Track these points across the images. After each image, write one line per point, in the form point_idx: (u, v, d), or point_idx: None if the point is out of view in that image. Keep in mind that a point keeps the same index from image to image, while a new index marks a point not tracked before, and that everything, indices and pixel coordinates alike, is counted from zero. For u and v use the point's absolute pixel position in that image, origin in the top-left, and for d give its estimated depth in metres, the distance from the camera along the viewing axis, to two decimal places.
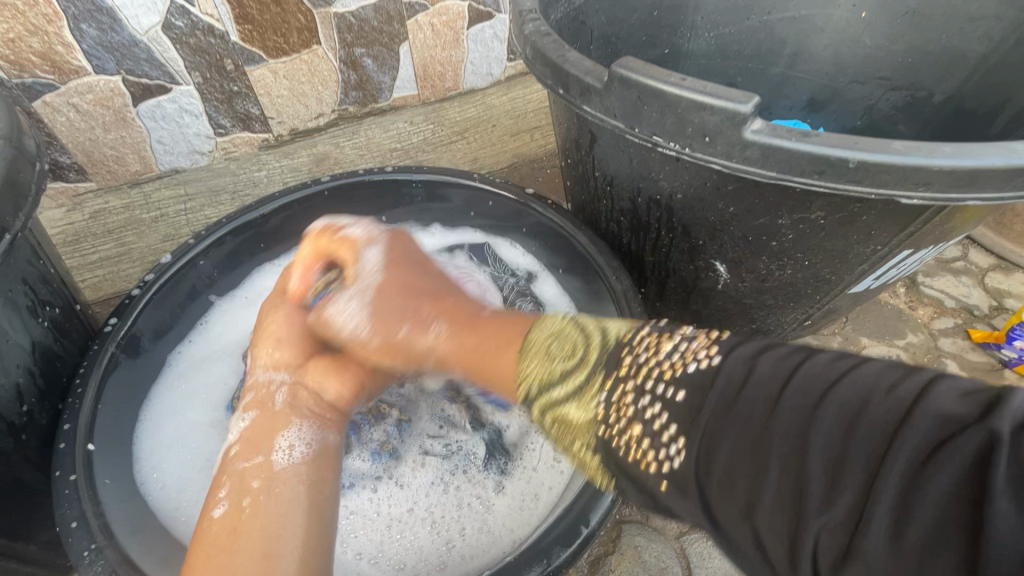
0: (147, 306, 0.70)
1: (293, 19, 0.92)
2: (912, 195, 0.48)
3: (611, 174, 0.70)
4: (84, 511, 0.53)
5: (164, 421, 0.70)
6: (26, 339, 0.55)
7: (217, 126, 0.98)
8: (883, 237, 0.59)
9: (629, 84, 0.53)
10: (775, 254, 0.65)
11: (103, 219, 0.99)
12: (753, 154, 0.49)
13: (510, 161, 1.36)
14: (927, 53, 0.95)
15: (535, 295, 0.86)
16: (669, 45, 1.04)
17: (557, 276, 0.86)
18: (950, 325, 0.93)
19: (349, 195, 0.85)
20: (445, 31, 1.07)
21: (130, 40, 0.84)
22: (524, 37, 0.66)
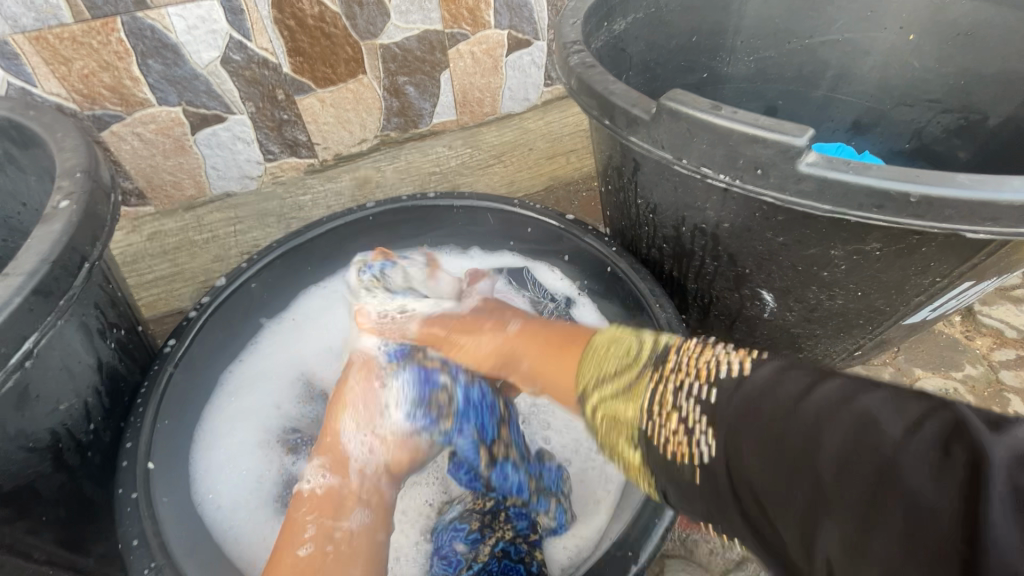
0: (204, 327, 0.72)
1: (341, 51, 0.96)
2: (978, 230, 0.47)
3: (654, 202, 0.70)
4: (145, 528, 0.55)
5: (218, 442, 0.73)
6: (95, 361, 0.58)
7: (267, 152, 1.03)
8: (944, 269, 0.57)
9: (679, 116, 0.53)
10: (825, 284, 0.64)
11: (160, 240, 1.03)
12: (808, 187, 0.49)
13: (546, 183, 1.37)
14: (980, 75, 0.93)
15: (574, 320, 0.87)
16: (707, 70, 1.04)
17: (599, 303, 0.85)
18: (1011, 357, 0.88)
19: (393, 220, 0.88)
20: (485, 58, 1.10)
21: (191, 74, 0.89)
22: (568, 68, 0.67)
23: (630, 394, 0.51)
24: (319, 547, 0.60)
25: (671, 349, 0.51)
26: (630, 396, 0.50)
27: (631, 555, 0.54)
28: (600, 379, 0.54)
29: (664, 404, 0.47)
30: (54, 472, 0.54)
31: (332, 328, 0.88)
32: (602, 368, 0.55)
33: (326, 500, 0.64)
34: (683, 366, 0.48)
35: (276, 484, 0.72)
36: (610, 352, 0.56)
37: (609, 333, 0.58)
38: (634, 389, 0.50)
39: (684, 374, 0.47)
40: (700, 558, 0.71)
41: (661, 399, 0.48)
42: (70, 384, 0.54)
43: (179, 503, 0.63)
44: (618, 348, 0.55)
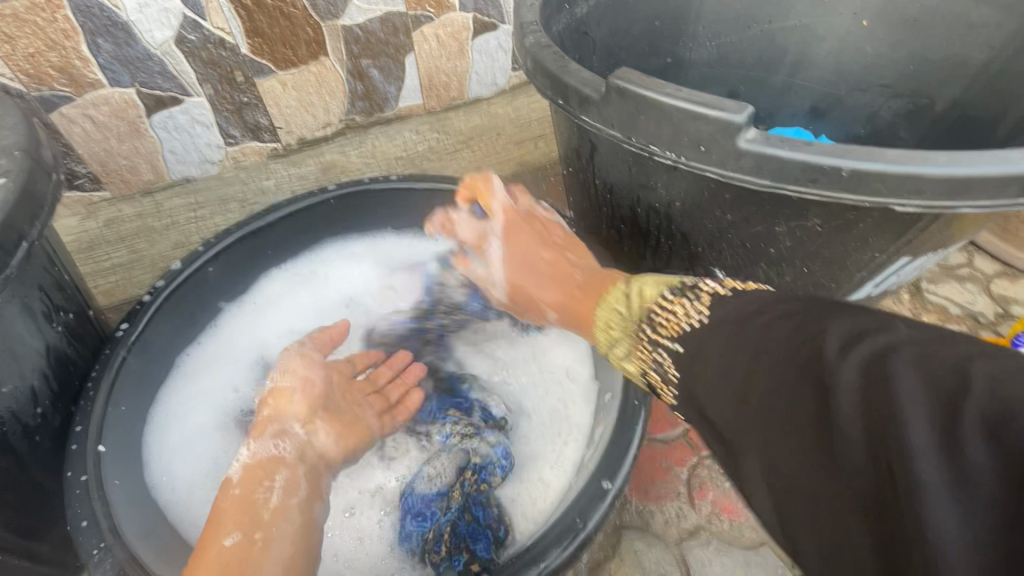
0: (158, 312, 0.71)
1: (302, 32, 0.94)
2: (906, 203, 0.49)
3: (611, 182, 0.71)
4: (94, 510, 0.54)
5: (173, 424, 0.74)
6: (42, 345, 0.57)
7: (227, 136, 1.01)
8: (881, 244, 0.60)
9: (627, 95, 0.54)
10: (773, 262, 0.66)
11: (116, 226, 1.01)
12: (748, 163, 0.50)
13: (515, 169, 1.37)
14: (929, 62, 0.96)
15: None
16: (671, 54, 1.05)
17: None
18: (954, 332, 0.92)
19: (353, 203, 0.87)
20: (450, 41, 1.09)
21: (144, 54, 0.86)
22: (524, 48, 0.68)
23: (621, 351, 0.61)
24: (245, 537, 0.58)
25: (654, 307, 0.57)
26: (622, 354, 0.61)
27: (579, 521, 0.56)
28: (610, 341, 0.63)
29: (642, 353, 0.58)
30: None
31: (293, 312, 0.88)
32: (610, 332, 0.63)
33: (241, 505, 0.61)
34: (655, 324, 0.56)
35: (233, 465, 0.73)
36: (613, 309, 0.63)
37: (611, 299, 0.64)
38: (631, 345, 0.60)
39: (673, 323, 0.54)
40: (656, 528, 0.74)
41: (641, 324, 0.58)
42: (12, 367, 0.53)
43: (133, 486, 0.63)
44: (614, 316, 0.63)
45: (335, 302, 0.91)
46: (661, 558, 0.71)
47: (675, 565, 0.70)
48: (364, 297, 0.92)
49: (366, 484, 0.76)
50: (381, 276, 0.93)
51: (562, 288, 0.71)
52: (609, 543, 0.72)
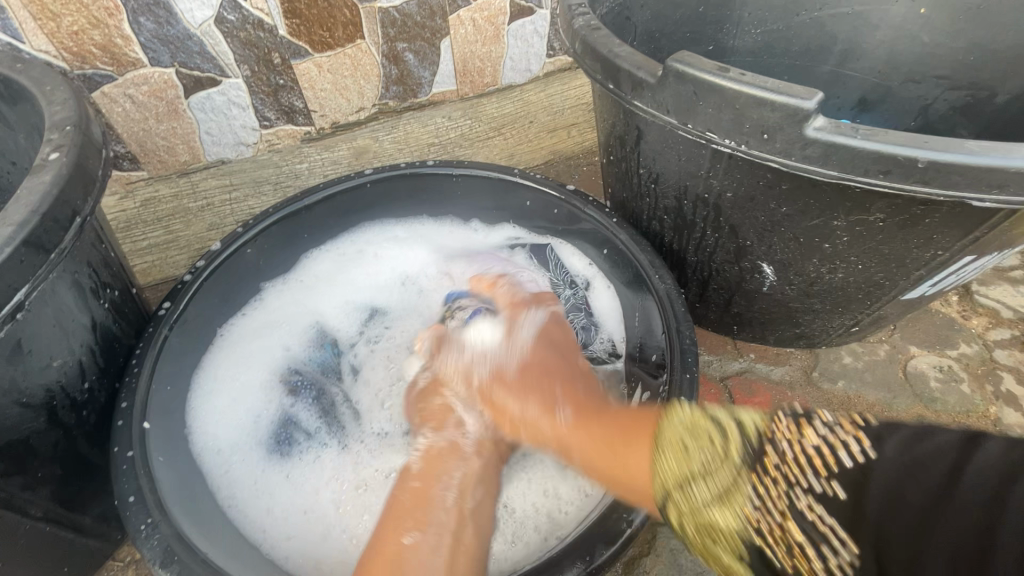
0: (198, 292, 0.72)
1: (339, 13, 0.93)
2: (984, 197, 0.46)
3: (657, 171, 0.69)
4: (141, 486, 0.55)
5: (218, 388, 0.74)
6: (89, 320, 0.57)
7: (262, 118, 1.01)
8: (946, 241, 0.57)
9: (686, 79, 0.52)
10: (827, 257, 0.64)
11: (153, 207, 1.02)
12: (815, 152, 0.48)
13: (546, 158, 1.35)
14: (991, 52, 0.91)
15: (590, 309, 0.86)
16: (714, 42, 1.02)
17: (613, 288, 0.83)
18: (1006, 337, 0.88)
19: (391, 187, 0.86)
20: (487, 26, 1.07)
21: (184, 34, 0.86)
22: (573, 31, 0.66)
23: (726, 503, 0.43)
24: (424, 536, 0.57)
25: (764, 436, 0.44)
26: (725, 507, 0.43)
27: (625, 517, 0.55)
28: (682, 484, 0.47)
29: (750, 509, 0.42)
30: (49, 428, 0.54)
31: (345, 286, 0.89)
32: (690, 462, 0.47)
33: (413, 499, 0.61)
34: (783, 456, 0.42)
35: (272, 425, 0.75)
36: (675, 438, 0.49)
37: (681, 419, 0.50)
38: (735, 478, 0.43)
39: (788, 450, 0.42)
40: None
41: (759, 451, 0.43)
42: (62, 341, 0.53)
43: (176, 462, 0.63)
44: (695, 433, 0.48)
45: (389, 280, 0.91)
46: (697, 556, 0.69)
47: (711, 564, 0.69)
48: (420, 280, 0.92)
49: (384, 464, 0.73)
50: (440, 262, 0.92)
51: (581, 410, 0.63)
52: (644, 539, 0.71)
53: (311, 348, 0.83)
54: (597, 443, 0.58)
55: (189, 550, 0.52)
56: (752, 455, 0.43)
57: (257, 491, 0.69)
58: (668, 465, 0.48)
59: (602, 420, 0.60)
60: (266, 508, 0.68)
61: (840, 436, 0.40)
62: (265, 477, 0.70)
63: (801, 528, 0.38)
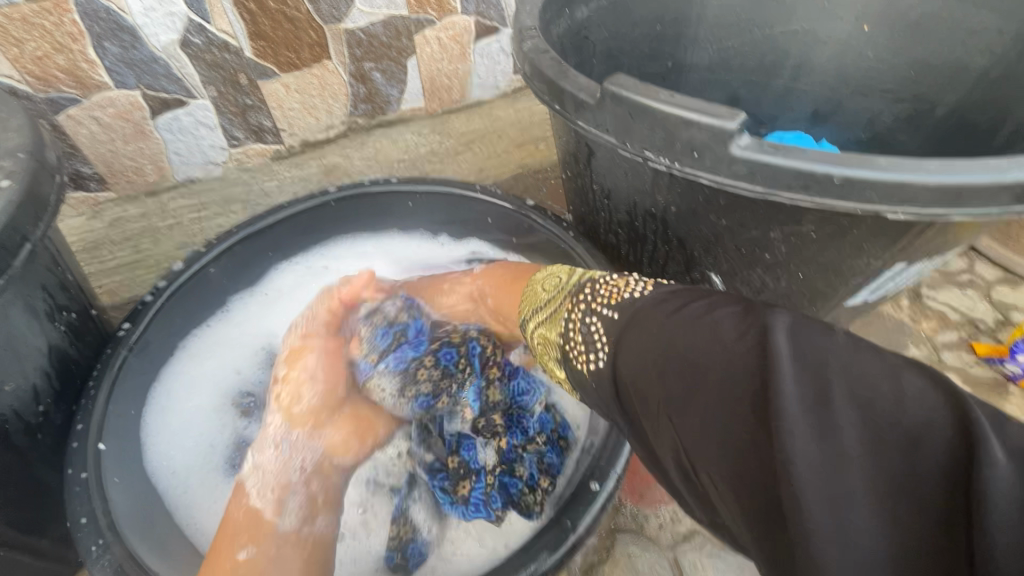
0: (159, 312, 0.72)
1: (305, 35, 0.95)
2: (898, 211, 0.49)
3: (608, 186, 0.71)
4: (94, 508, 0.55)
5: (173, 408, 0.75)
6: (44, 344, 0.58)
7: (230, 138, 1.02)
8: (876, 251, 0.60)
9: (622, 101, 0.54)
10: (769, 266, 0.66)
11: (121, 227, 1.02)
12: (741, 169, 0.50)
13: (516, 172, 1.38)
14: (931, 67, 0.95)
15: None
16: (672, 59, 1.05)
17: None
18: (954, 339, 0.92)
19: (355, 205, 0.88)
20: (452, 45, 1.10)
21: (149, 57, 0.88)
22: (523, 53, 0.68)
23: (552, 322, 0.59)
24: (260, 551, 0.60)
25: (588, 281, 0.58)
26: (551, 324, 0.59)
27: (569, 524, 0.56)
28: (534, 310, 0.63)
29: (571, 315, 0.56)
30: (2, 452, 0.55)
31: (303, 304, 0.89)
32: (540, 305, 0.63)
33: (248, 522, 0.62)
34: (597, 292, 0.56)
35: (226, 446, 0.75)
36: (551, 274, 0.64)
37: (547, 271, 0.65)
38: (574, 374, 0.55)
39: (599, 301, 0.55)
40: (651, 532, 0.74)
41: (579, 292, 0.58)
42: (14, 365, 0.54)
43: (132, 483, 0.63)
44: (551, 281, 0.63)
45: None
46: (655, 561, 0.71)
47: (669, 568, 0.70)
48: None
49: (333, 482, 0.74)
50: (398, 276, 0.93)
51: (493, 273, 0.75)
52: (603, 546, 0.72)
53: (263, 369, 0.82)
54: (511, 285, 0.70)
55: (141, 569, 0.53)
56: (575, 288, 0.58)
57: (216, 514, 0.69)
58: (533, 297, 0.64)
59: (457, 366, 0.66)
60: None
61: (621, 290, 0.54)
62: (220, 496, 0.71)
63: (586, 335, 0.54)
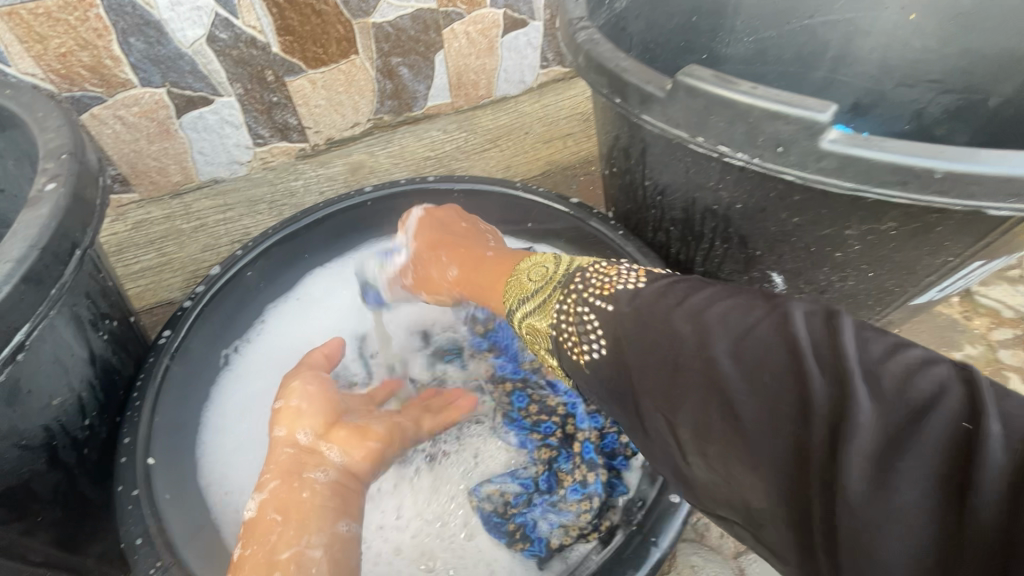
0: (199, 318, 0.70)
1: (333, 30, 0.92)
2: (1000, 207, 0.46)
3: (663, 183, 0.69)
4: (148, 528, 0.52)
5: (221, 430, 0.72)
6: (89, 354, 0.55)
7: (256, 136, 0.99)
8: (958, 248, 0.57)
9: (697, 93, 0.51)
10: (837, 266, 0.63)
11: (145, 229, 1.00)
12: (830, 164, 0.48)
13: (542, 168, 1.35)
14: (981, 56, 0.92)
15: None
16: (708, 51, 1.02)
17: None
18: (1008, 337, 0.89)
19: (391, 205, 0.85)
20: (480, 38, 1.07)
21: (175, 53, 0.85)
22: (576, 45, 0.65)
23: (541, 309, 0.59)
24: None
25: (577, 273, 0.57)
26: (541, 312, 0.59)
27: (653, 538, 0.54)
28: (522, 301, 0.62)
29: (561, 309, 0.56)
30: (50, 470, 0.52)
31: (339, 311, 0.86)
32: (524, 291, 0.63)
33: None
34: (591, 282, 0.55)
35: None
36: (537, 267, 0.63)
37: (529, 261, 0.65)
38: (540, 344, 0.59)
39: (590, 290, 0.54)
40: (711, 541, 0.72)
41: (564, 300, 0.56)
42: (61, 379, 0.51)
43: (181, 501, 0.61)
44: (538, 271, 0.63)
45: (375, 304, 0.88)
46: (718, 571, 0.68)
47: None
48: None
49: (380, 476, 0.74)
50: None
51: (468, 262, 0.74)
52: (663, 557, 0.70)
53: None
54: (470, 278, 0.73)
55: None
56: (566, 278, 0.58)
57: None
58: (518, 284, 0.64)
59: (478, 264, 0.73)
60: None
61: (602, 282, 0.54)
62: None
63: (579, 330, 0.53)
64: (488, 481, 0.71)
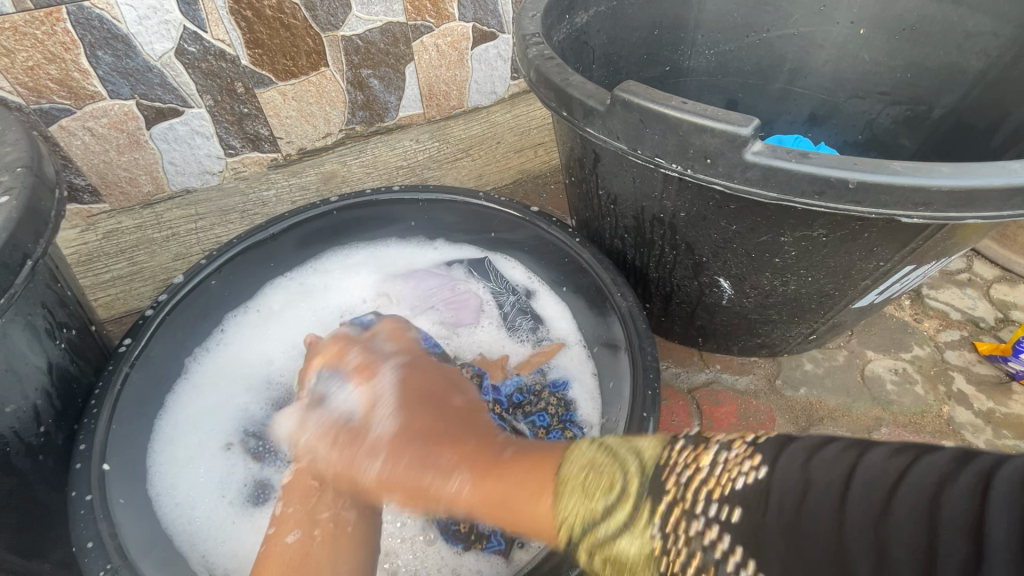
0: (161, 326, 0.71)
1: (302, 43, 0.94)
2: (912, 214, 0.49)
3: (614, 193, 0.71)
4: (100, 531, 0.54)
5: (171, 443, 0.71)
6: (45, 362, 0.56)
7: (227, 147, 1.00)
8: (886, 254, 0.60)
9: (632, 108, 0.54)
10: (778, 271, 0.66)
11: (115, 239, 1.00)
12: (754, 176, 0.50)
13: (515, 177, 1.38)
14: (926, 69, 0.97)
15: (535, 313, 0.88)
16: (670, 63, 1.05)
17: (558, 293, 0.87)
18: (956, 338, 0.92)
19: (357, 215, 0.87)
20: (450, 51, 1.10)
21: (144, 66, 0.86)
22: (528, 60, 0.68)
23: (634, 528, 0.37)
24: (306, 534, 0.57)
25: (665, 465, 0.38)
26: (635, 531, 0.37)
27: None
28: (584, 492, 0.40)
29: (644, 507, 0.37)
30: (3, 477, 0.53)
31: (297, 323, 0.86)
32: (579, 516, 0.40)
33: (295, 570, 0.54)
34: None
35: (242, 483, 0.71)
36: (580, 464, 0.42)
37: (576, 454, 0.43)
38: (641, 551, 0.36)
39: (680, 459, 0.37)
40: None
41: (624, 479, 0.39)
42: (16, 387, 0.52)
43: (135, 505, 0.62)
44: (579, 457, 0.42)
45: (331, 314, 0.88)
46: None
47: None
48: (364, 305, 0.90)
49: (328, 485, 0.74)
50: (381, 283, 0.92)
51: (475, 463, 0.47)
52: None
53: (269, 407, 0.78)
54: (491, 489, 0.45)
55: None
56: (653, 481, 0.37)
57: (228, 550, 0.65)
58: (574, 496, 0.40)
59: (495, 462, 0.47)
60: (227, 556, 0.65)
61: (685, 455, 0.37)
62: (229, 527, 0.67)
63: (690, 541, 0.34)
64: None
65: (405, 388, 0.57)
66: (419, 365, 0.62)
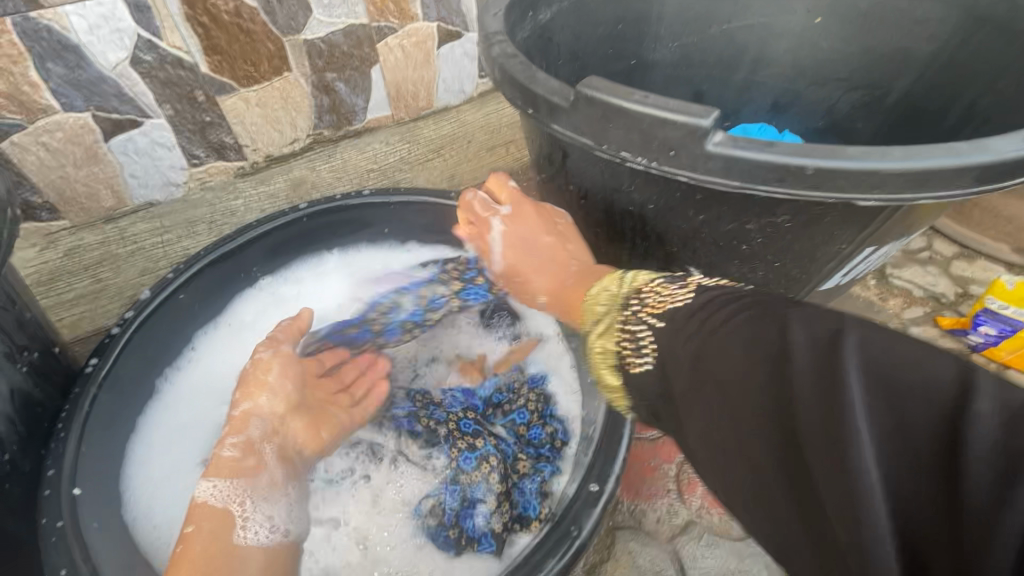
0: (130, 343, 0.69)
1: (263, 48, 0.93)
2: (867, 197, 0.50)
3: (584, 187, 0.71)
4: (73, 558, 0.53)
5: (150, 463, 0.71)
6: (5, 388, 0.55)
7: (191, 156, 0.98)
8: (847, 237, 0.62)
9: (595, 102, 0.55)
10: (746, 258, 0.67)
11: (78, 256, 0.97)
12: (716, 166, 0.51)
13: (487, 176, 1.38)
14: (881, 55, 0.99)
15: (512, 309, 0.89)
16: (635, 57, 1.06)
17: None
18: (919, 314, 0.96)
19: (327, 220, 0.86)
20: (416, 51, 1.09)
21: (98, 77, 0.83)
22: (491, 59, 0.68)
23: (602, 327, 0.60)
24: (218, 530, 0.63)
25: (636, 293, 0.58)
26: (601, 329, 0.60)
27: (574, 530, 0.58)
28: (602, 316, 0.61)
29: (622, 324, 0.58)
30: None
31: (270, 334, 0.87)
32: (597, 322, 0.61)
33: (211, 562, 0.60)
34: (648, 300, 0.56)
35: None
36: (605, 288, 0.63)
37: (597, 289, 0.64)
38: (609, 328, 0.59)
39: (646, 309, 0.56)
40: (648, 527, 0.77)
41: (628, 310, 0.58)
42: None
43: (109, 527, 0.61)
44: (603, 296, 0.63)
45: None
46: (655, 556, 0.74)
47: (669, 562, 0.73)
48: (336, 314, 0.90)
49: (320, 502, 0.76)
50: (353, 287, 0.90)
51: (553, 281, 0.73)
52: (604, 546, 0.75)
53: None
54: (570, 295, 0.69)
55: None
56: (621, 304, 0.59)
57: None
58: (598, 295, 0.63)
59: (565, 284, 0.71)
60: None
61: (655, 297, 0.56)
62: None
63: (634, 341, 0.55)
64: (426, 497, 0.73)
65: (513, 234, 0.78)
66: (521, 228, 0.77)
